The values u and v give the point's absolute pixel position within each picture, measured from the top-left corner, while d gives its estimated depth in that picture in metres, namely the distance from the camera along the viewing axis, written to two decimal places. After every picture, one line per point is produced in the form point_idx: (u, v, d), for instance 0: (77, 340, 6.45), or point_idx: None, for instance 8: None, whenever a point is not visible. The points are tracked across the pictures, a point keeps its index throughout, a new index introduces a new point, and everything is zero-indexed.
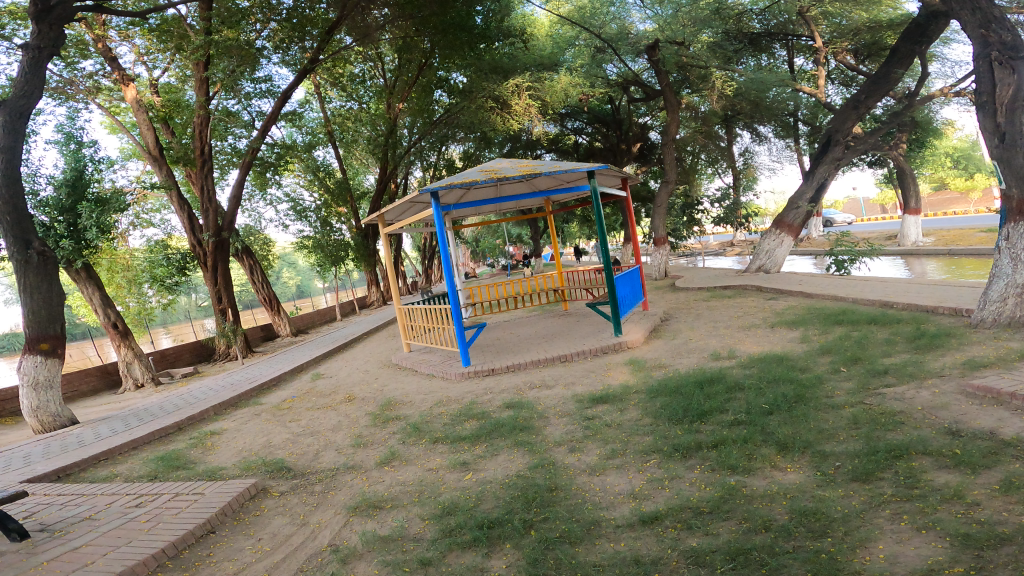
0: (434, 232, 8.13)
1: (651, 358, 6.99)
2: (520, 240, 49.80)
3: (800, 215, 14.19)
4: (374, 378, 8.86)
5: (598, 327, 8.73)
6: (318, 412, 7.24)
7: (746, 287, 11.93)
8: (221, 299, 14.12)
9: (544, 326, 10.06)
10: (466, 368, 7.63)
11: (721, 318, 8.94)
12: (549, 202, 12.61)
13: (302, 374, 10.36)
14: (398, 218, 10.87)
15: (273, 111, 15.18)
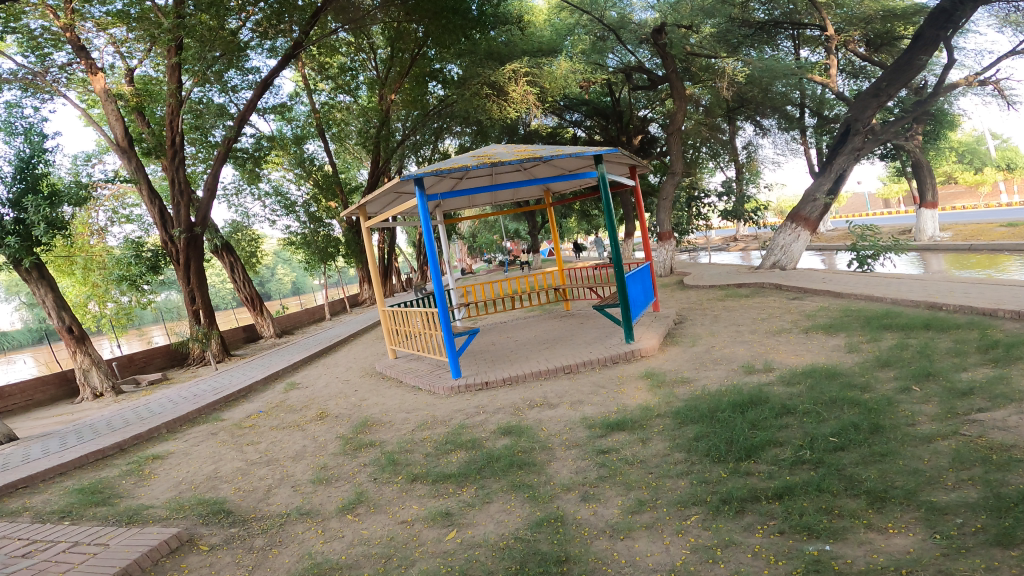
0: (420, 223, 6.96)
1: (671, 370, 5.99)
2: (518, 236, 48.79)
3: (818, 208, 13.07)
4: (352, 390, 7.85)
5: (605, 332, 7.72)
6: (282, 433, 6.24)
7: (764, 285, 10.94)
8: (194, 300, 12.98)
9: (544, 330, 9.02)
10: (455, 381, 6.62)
11: (743, 320, 7.94)
12: (549, 193, 11.45)
13: (274, 384, 9.33)
14: (381, 208, 9.56)
15: (253, 100, 14.08)
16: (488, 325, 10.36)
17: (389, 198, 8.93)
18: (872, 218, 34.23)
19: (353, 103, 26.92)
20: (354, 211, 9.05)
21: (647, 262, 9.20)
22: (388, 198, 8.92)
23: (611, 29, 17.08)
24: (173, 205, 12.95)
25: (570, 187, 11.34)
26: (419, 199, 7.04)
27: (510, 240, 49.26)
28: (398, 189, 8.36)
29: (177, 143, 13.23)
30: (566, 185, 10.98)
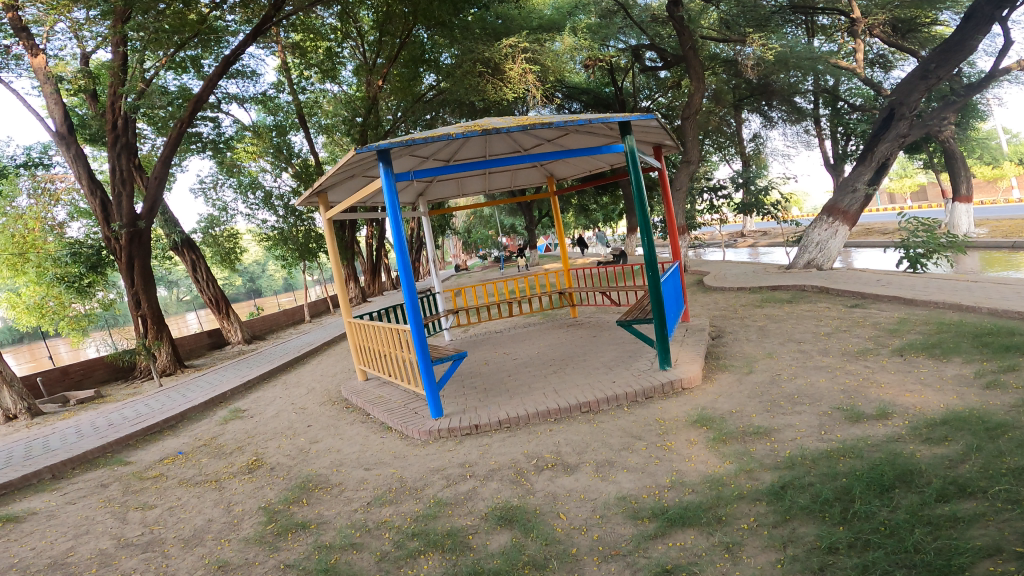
0: (385, 213, 5.08)
1: (728, 415, 4.38)
2: (514, 232, 47.02)
3: (858, 200, 11.30)
4: (304, 424, 6.18)
5: (628, 352, 6.09)
6: (191, 494, 4.58)
7: (805, 286, 9.33)
8: (140, 304, 11.20)
9: (547, 344, 7.34)
10: (437, 425, 4.98)
11: (802, 335, 6.28)
12: (552, 179, 9.63)
13: (213, 410, 7.62)
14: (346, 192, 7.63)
15: (216, 77, 12.26)
16: (480, 336, 8.65)
17: (353, 179, 6.98)
18: (883, 212, 32.68)
19: (342, 94, 25.06)
20: (313, 198, 7.12)
21: (672, 261, 7.43)
22: (351, 179, 6.96)
23: (620, 7, 15.85)
24: (115, 197, 11.12)
25: (581, 169, 9.42)
26: (384, 180, 5.14)
27: (505, 235, 47.59)
28: (362, 167, 6.39)
29: (120, 126, 11.31)
30: (576, 163, 9.03)
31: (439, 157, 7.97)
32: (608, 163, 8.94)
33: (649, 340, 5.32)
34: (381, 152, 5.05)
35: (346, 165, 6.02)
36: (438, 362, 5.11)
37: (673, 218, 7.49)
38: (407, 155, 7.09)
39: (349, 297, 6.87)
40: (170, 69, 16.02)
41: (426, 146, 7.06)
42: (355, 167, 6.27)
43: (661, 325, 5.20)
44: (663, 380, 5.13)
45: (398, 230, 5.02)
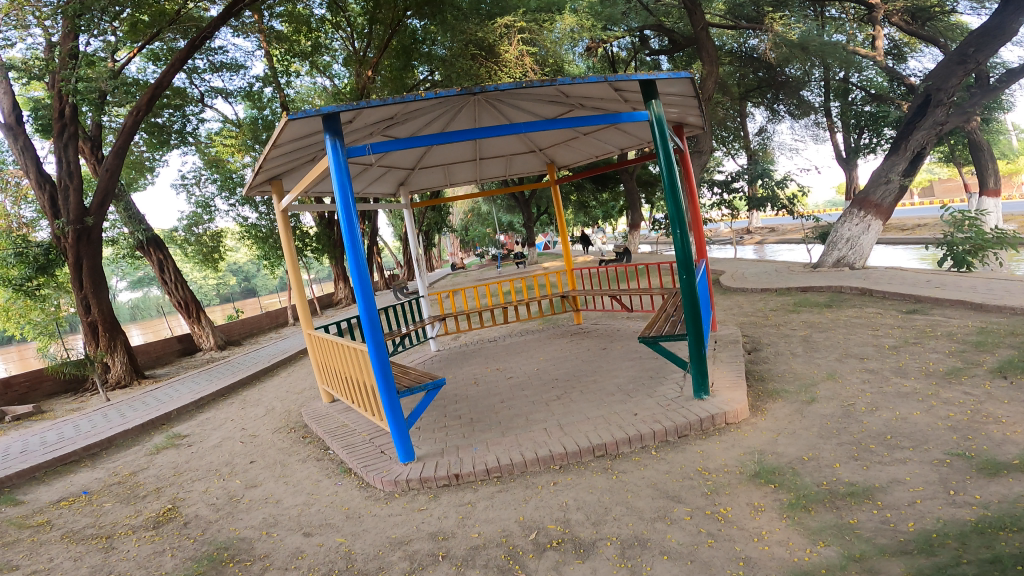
0: (335, 203, 3.89)
1: (794, 468, 3.34)
2: (511, 229, 45.83)
3: (892, 192, 10.15)
4: (252, 458, 5.09)
5: (648, 372, 5.01)
6: (68, 554, 3.61)
7: (843, 287, 8.23)
8: (89, 310, 10.05)
9: (549, 357, 6.20)
10: (408, 475, 3.87)
11: (862, 349, 5.22)
12: (553, 167, 8.37)
13: (148, 433, 6.49)
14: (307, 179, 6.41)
15: (179, 58, 10.99)
16: (473, 346, 7.48)
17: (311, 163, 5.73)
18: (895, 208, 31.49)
19: (332, 89, 23.87)
20: (265, 187, 5.89)
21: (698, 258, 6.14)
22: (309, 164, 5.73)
23: None
24: (60, 191, 9.97)
25: (584, 155, 8.18)
26: (331, 158, 3.95)
27: (502, 233, 46.48)
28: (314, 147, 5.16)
29: (67, 114, 10.15)
30: (580, 147, 7.81)
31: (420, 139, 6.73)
32: (616, 149, 7.71)
33: (680, 363, 4.13)
34: (326, 119, 3.83)
35: (291, 145, 4.77)
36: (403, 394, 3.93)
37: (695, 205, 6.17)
38: (377, 135, 5.87)
39: (308, 306, 5.68)
40: (142, 57, 14.84)
41: (399, 123, 5.83)
42: (304, 147, 5.03)
43: (697, 344, 4.01)
44: (699, 411, 4.05)
45: (350, 222, 3.86)
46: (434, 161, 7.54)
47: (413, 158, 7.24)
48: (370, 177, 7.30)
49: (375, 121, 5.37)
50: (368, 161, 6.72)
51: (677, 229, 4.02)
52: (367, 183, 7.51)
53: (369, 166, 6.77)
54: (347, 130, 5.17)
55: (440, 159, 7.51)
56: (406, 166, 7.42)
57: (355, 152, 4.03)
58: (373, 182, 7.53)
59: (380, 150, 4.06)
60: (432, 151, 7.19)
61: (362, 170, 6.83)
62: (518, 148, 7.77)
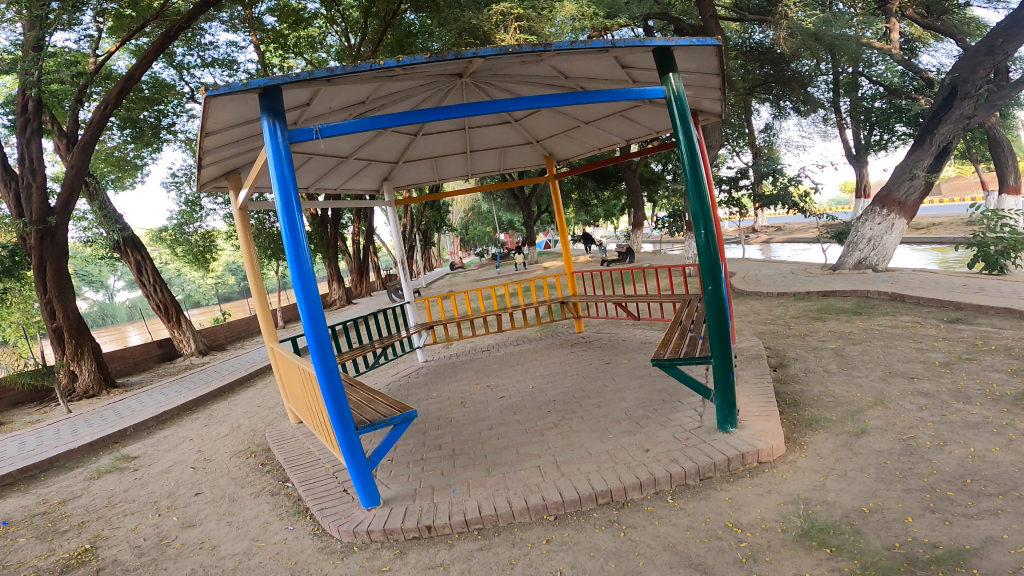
0: (275, 200, 3.19)
1: (852, 523, 2.67)
2: (513, 228, 45.16)
3: (916, 189, 9.41)
4: (202, 490, 4.44)
5: (660, 396, 4.33)
6: None
7: (868, 290, 7.53)
8: (54, 315, 9.42)
9: (546, 372, 5.50)
10: (369, 525, 3.21)
11: (908, 367, 4.56)
12: (552, 160, 7.64)
13: (96, 453, 5.88)
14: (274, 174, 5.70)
15: (156, 47, 10.29)
16: (463, 358, 6.78)
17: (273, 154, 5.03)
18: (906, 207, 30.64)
19: None
20: (222, 181, 5.18)
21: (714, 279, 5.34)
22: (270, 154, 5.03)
23: None
24: (23, 190, 9.32)
25: (585, 148, 7.45)
26: (269, 144, 3.24)
27: (503, 232, 45.90)
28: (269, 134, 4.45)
29: (31, 109, 9.41)
30: (580, 138, 7.08)
31: (401, 129, 6.00)
32: (620, 141, 6.98)
33: (701, 392, 3.42)
34: (260, 95, 3.13)
35: (237, 131, 4.06)
36: (363, 430, 3.25)
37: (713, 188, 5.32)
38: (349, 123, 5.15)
39: (271, 317, 4.99)
40: (127, 54, 14.16)
41: (374, 110, 5.11)
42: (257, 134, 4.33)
43: (723, 368, 3.30)
44: (722, 448, 3.37)
45: (292, 221, 3.17)
46: (419, 153, 6.81)
47: (396, 150, 6.51)
48: (348, 172, 6.57)
49: (343, 104, 4.66)
50: (344, 154, 6.00)
51: (701, 229, 3.28)
52: (346, 178, 6.78)
53: (344, 160, 6.05)
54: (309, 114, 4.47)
55: (425, 150, 6.78)
56: (388, 160, 6.69)
57: (300, 136, 3.32)
58: (351, 177, 6.79)
59: (331, 134, 3.34)
60: (416, 142, 6.46)
61: (338, 164, 6.10)
62: (512, 138, 7.04)
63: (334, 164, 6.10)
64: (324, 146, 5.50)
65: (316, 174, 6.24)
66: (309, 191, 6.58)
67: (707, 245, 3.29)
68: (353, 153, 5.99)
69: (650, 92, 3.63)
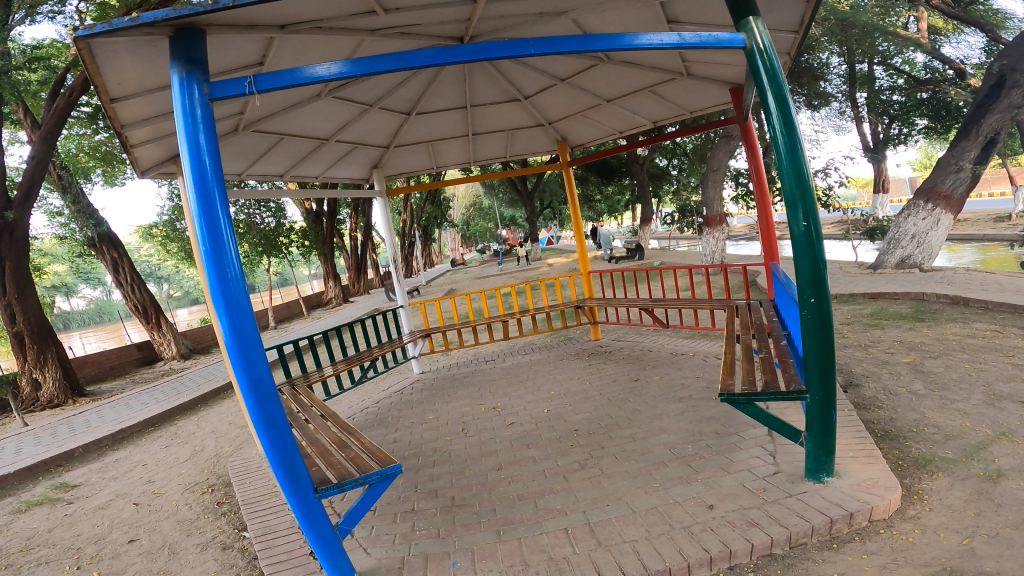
0: (187, 181, 2.34)
1: None
2: (514, 224, 44.29)
3: (962, 181, 8.52)
4: (142, 534, 3.60)
5: (713, 429, 3.46)
6: None
7: (922, 292, 6.65)
8: (13, 320, 8.59)
9: (563, 392, 4.62)
10: None
11: (1014, 388, 3.70)
12: (565, 146, 6.74)
13: (30, 480, 5.04)
14: (238, 158, 4.80)
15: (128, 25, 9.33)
16: (465, 371, 5.89)
17: (231, 131, 4.15)
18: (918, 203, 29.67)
19: None
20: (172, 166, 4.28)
21: (765, 300, 4.39)
22: (226, 131, 4.15)
23: None
24: None
25: (603, 132, 6.56)
26: (179, 106, 2.40)
27: (504, 228, 45.09)
28: (220, 103, 3.59)
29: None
30: (599, 120, 6.18)
31: (392, 106, 5.11)
32: (646, 123, 6.07)
33: (789, 433, 2.55)
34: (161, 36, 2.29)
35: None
36: (327, 493, 2.41)
37: (763, 171, 4.46)
38: (326, 97, 4.27)
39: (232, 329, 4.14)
40: None
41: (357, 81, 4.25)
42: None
43: (823, 404, 2.46)
44: (816, 502, 2.53)
45: (209, 210, 2.32)
46: (414, 136, 5.93)
47: (386, 132, 5.63)
48: (330, 157, 5.68)
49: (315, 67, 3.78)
50: (325, 136, 5.11)
51: (800, 220, 2.41)
52: (329, 165, 5.90)
53: (325, 144, 5.17)
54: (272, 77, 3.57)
55: (420, 133, 5.90)
56: (377, 144, 5.81)
57: (225, 90, 2.47)
58: (335, 162, 5.90)
59: (265, 88, 2.49)
60: (410, 122, 5.58)
61: (318, 147, 5.22)
62: (521, 120, 6.15)
63: (313, 147, 5.22)
64: (299, 125, 4.62)
65: (293, 159, 5.36)
66: (285, 179, 5.70)
67: (807, 237, 2.41)
68: (335, 135, 5.10)
69: (726, 41, 2.67)
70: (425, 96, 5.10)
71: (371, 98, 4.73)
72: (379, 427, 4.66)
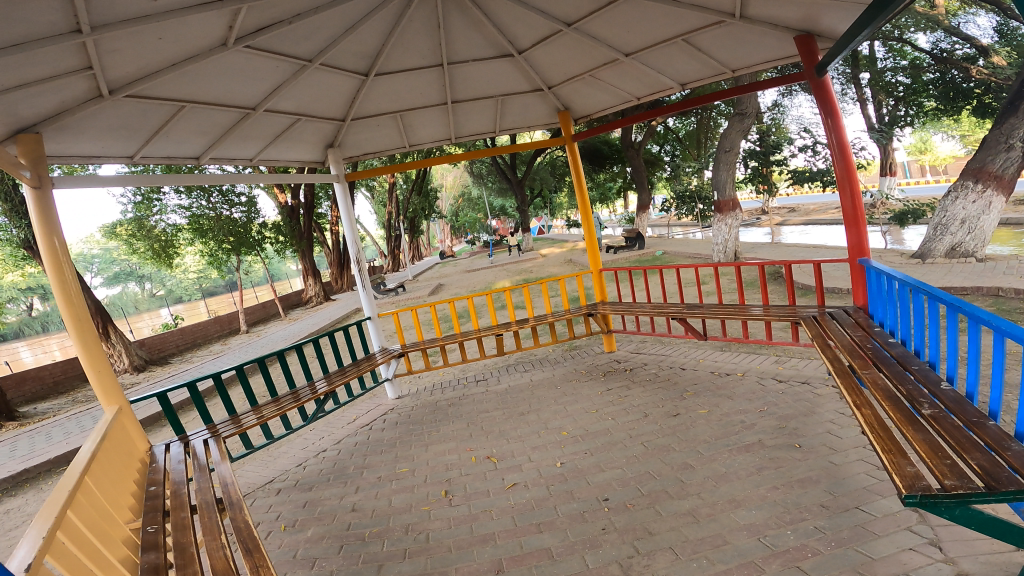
0: None
1: None
2: (505, 215, 42.55)
3: (1017, 161, 7.11)
4: None
5: (812, 508, 2.41)
6: None
7: (1001, 289, 5.52)
8: None
9: (578, 433, 3.50)
10: None
11: None
12: (569, 114, 5.53)
13: None
14: (129, 137, 3.55)
15: None
16: (452, 397, 4.72)
17: (93, 100, 2.91)
18: (928, 181, 28.00)
19: None
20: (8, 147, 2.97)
21: (850, 307, 3.28)
22: (86, 99, 2.90)
23: None
24: None
25: (617, 99, 5.37)
26: None
27: (495, 219, 43.26)
28: (53, 48, 2.38)
29: None
30: (610, 82, 4.99)
31: (342, 63, 3.90)
32: (674, 86, 4.88)
33: (1016, 541, 1.62)
34: None
35: None
36: None
37: (845, 134, 3.34)
38: (235, 48, 3.05)
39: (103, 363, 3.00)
40: None
41: (279, 23, 3.03)
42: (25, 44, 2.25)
43: None
44: None
45: None
46: (375, 106, 4.71)
47: (338, 101, 4.40)
48: (266, 134, 4.42)
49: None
50: (250, 106, 3.87)
51: None
52: (267, 144, 4.65)
53: (252, 116, 3.94)
54: (139, 7, 2.35)
55: (383, 102, 4.68)
56: (327, 116, 4.57)
57: None
58: (276, 140, 4.63)
59: None
60: (369, 86, 4.35)
61: (243, 120, 3.98)
62: (514, 84, 4.94)
63: (235, 120, 3.97)
64: (207, 88, 3.40)
65: (210, 138, 4.10)
66: (203, 164, 4.42)
67: None
68: (263, 103, 3.87)
69: None
70: (385, 50, 3.89)
71: (309, 50, 3.52)
72: (336, 485, 3.51)
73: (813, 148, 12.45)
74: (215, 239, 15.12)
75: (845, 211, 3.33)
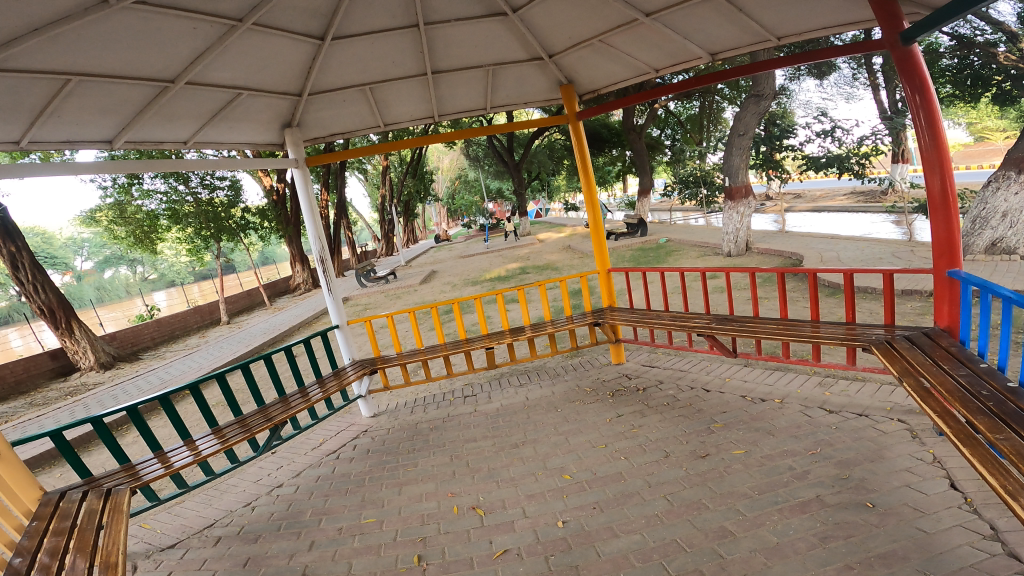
0: None
1: None
2: (502, 197, 41.45)
3: None
4: None
5: None
6: None
7: None
8: None
9: (585, 478, 2.84)
10: None
11: None
12: (571, 87, 4.77)
13: None
14: (15, 114, 2.86)
15: None
16: (435, 418, 4.04)
17: None
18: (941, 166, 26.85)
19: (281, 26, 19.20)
20: None
21: (933, 328, 2.62)
22: None
23: None
24: None
25: (629, 71, 4.62)
26: None
27: (492, 201, 42.15)
28: None
29: None
30: (624, 50, 4.25)
31: (287, 23, 3.17)
32: (700, 55, 4.14)
33: None
34: None
35: None
36: None
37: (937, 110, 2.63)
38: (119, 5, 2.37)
39: None
40: None
41: None
42: None
43: None
44: None
45: None
46: (339, 77, 3.95)
47: (292, 70, 3.66)
48: (201, 111, 3.72)
49: None
50: (168, 78, 3.17)
51: None
52: (206, 125, 3.93)
53: (172, 91, 3.25)
54: None
55: (350, 71, 3.92)
56: (278, 90, 3.85)
57: None
58: (218, 118, 3.91)
59: None
60: (328, 52, 3.61)
61: (161, 96, 3.28)
62: (508, 50, 4.20)
63: (151, 96, 3.26)
64: (106, 51, 2.70)
65: (124, 117, 3.38)
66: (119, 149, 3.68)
67: None
68: (185, 75, 3.17)
69: None
70: (343, 5, 3.14)
71: (238, 6, 2.80)
72: (287, 537, 2.85)
73: (830, 133, 11.65)
74: (194, 225, 14.32)
75: (932, 195, 2.64)
